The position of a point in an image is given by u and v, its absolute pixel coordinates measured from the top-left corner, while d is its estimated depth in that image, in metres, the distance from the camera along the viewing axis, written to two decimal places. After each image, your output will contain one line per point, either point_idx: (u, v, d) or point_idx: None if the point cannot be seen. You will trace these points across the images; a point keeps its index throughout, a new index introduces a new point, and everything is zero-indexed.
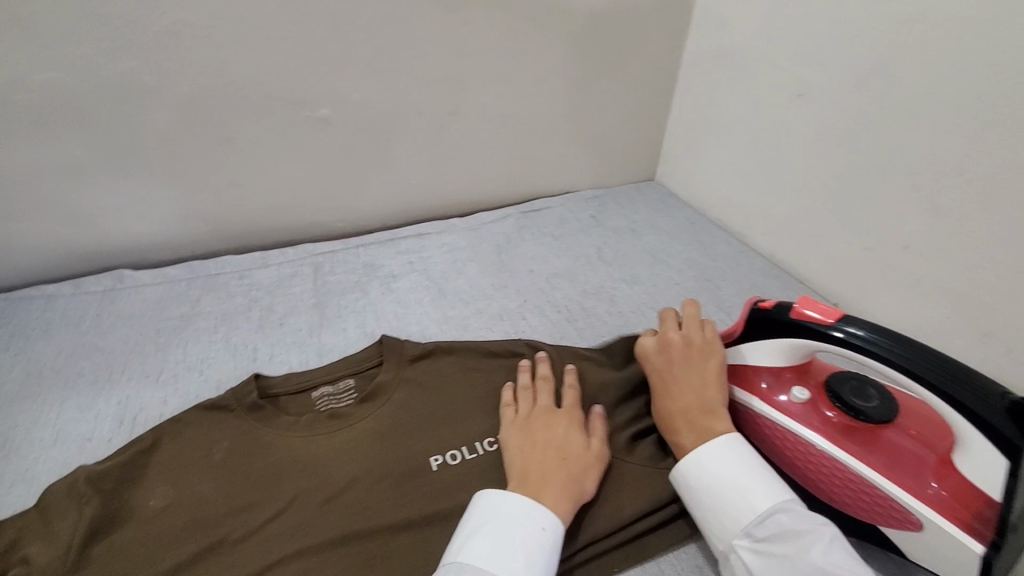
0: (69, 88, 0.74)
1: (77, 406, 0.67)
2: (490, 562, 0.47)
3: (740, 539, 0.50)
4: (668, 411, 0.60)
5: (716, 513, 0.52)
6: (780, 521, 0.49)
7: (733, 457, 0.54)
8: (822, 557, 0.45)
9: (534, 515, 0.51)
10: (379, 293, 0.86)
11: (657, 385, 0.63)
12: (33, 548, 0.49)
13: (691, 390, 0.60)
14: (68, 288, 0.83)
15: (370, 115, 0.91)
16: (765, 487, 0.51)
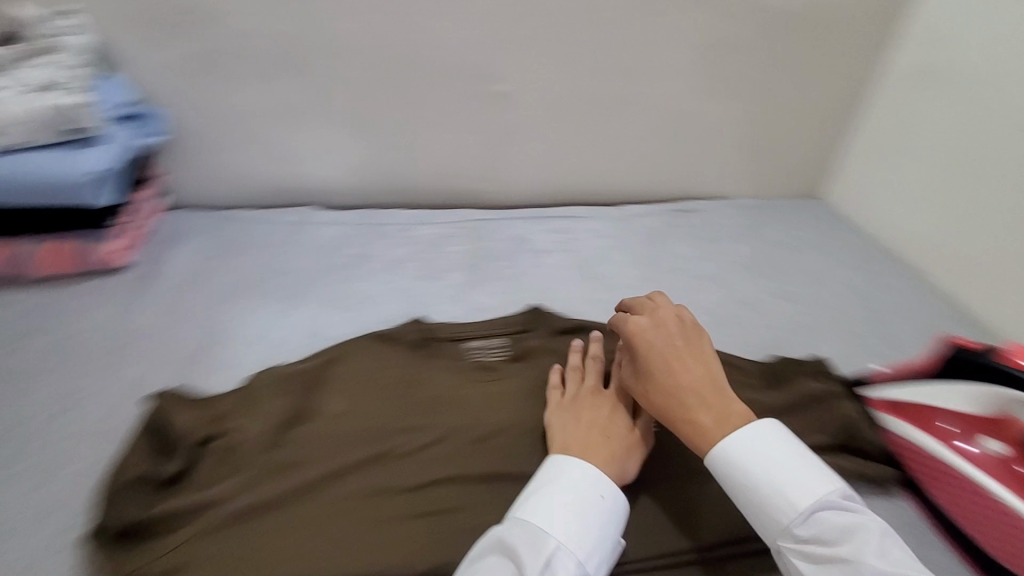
0: (300, 41, 0.85)
1: (271, 315, 0.77)
2: (551, 523, 0.47)
3: (784, 540, 0.47)
4: (678, 391, 0.54)
5: (757, 513, 0.49)
6: (822, 518, 0.46)
7: (772, 451, 0.50)
8: (879, 559, 0.44)
9: (599, 486, 0.50)
10: (528, 265, 0.90)
11: (655, 358, 0.56)
12: (237, 423, 0.57)
13: (697, 368, 0.55)
14: (266, 215, 0.95)
15: (547, 95, 0.95)
16: (811, 485, 0.48)
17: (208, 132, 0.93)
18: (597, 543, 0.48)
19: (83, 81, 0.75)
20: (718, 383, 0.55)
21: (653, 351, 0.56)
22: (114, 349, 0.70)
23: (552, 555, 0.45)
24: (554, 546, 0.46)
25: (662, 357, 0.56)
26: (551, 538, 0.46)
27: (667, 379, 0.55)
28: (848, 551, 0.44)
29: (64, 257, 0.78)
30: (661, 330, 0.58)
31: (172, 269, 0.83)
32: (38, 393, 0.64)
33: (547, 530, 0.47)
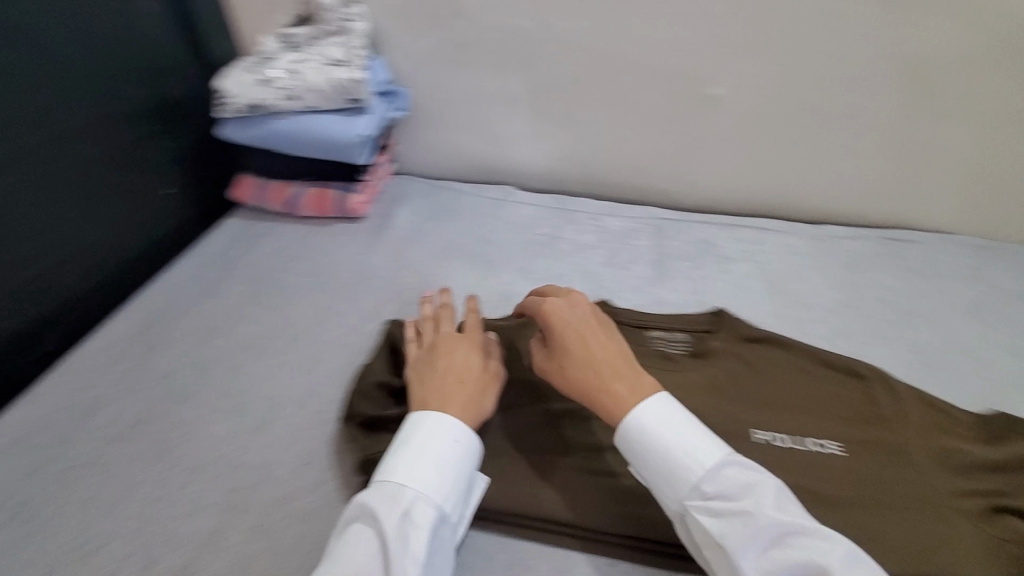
0: (532, 35, 0.94)
1: (474, 276, 0.87)
2: (407, 477, 0.49)
3: (691, 499, 0.49)
4: (595, 363, 0.57)
5: (658, 473, 0.51)
6: (726, 476, 0.49)
7: (664, 417, 0.53)
8: (775, 510, 0.46)
9: (454, 431, 0.52)
10: (714, 270, 0.90)
11: (571, 337, 0.59)
12: None
13: (610, 345, 0.59)
14: (472, 189, 1.07)
15: (759, 102, 0.93)
16: (700, 442, 0.51)
17: (437, 110, 1.07)
18: (453, 485, 0.50)
19: (360, 58, 0.89)
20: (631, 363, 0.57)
21: (570, 328, 0.60)
22: (355, 282, 0.84)
23: (410, 504, 0.48)
24: (411, 496, 0.48)
25: (583, 335, 0.59)
26: (407, 491, 0.48)
27: (582, 352, 0.58)
28: (749, 504, 0.46)
29: (324, 202, 0.95)
30: (576, 313, 0.61)
31: (396, 224, 0.98)
32: (300, 305, 0.79)
33: (402, 484, 0.49)
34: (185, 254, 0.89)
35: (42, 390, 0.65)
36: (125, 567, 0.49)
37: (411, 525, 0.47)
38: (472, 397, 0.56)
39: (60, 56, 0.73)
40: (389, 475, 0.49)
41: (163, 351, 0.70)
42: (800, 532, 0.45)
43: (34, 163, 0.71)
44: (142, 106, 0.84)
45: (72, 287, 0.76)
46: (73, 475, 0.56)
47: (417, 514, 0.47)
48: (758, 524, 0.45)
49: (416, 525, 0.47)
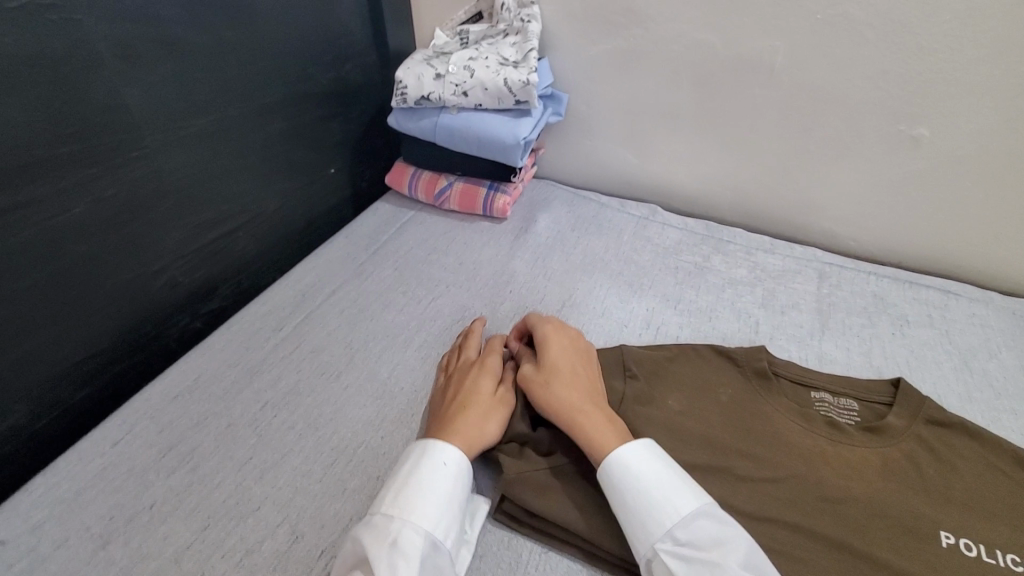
0: (712, 51, 0.87)
1: (616, 296, 0.84)
2: (394, 506, 0.46)
3: (661, 541, 0.46)
4: (577, 396, 0.56)
5: (631, 511, 0.48)
6: (700, 526, 0.46)
7: (644, 458, 0.50)
8: (744, 568, 0.42)
9: (443, 454, 0.50)
10: (888, 331, 0.80)
11: (560, 369, 0.59)
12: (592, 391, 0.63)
13: (593, 391, 0.58)
14: (617, 204, 1.03)
15: (974, 150, 0.80)
16: (677, 487, 0.48)
17: (592, 119, 1.04)
18: (444, 510, 0.47)
19: (533, 56, 0.87)
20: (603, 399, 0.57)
21: (564, 362, 0.60)
22: (495, 284, 0.84)
23: (397, 533, 0.44)
24: (399, 525, 0.45)
25: (566, 363, 0.60)
26: (394, 521, 0.45)
27: (572, 386, 0.57)
28: (721, 556, 0.43)
29: (471, 199, 0.96)
30: (562, 344, 0.63)
31: (538, 230, 0.96)
32: (442, 300, 0.80)
33: (389, 515, 0.46)
34: (339, 234, 0.94)
35: (213, 344, 0.70)
36: (273, 536, 0.50)
37: (400, 554, 0.43)
38: (482, 425, 0.55)
39: (274, 37, 0.77)
40: (375, 506, 0.46)
41: (317, 324, 0.73)
42: None
43: (237, 134, 0.76)
44: (324, 89, 0.88)
45: (245, 250, 0.81)
46: (232, 435, 0.59)
47: (407, 543, 0.43)
48: None
49: (407, 555, 0.43)
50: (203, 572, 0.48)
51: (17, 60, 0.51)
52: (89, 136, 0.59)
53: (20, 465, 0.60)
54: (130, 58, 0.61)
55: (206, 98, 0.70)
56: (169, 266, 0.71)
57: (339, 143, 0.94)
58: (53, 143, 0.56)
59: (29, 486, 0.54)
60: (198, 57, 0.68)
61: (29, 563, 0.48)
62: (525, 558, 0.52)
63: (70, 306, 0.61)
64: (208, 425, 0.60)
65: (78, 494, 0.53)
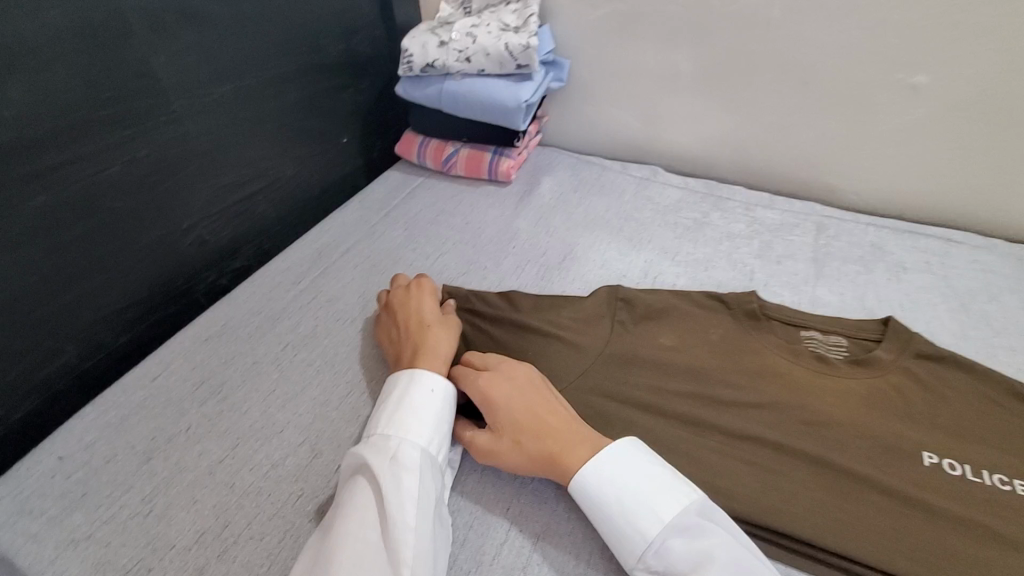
0: (710, 9, 0.89)
1: (615, 250, 0.87)
2: (390, 429, 0.51)
3: (638, 568, 0.46)
4: (541, 443, 0.52)
5: (607, 535, 0.48)
6: (669, 553, 0.44)
7: (607, 482, 0.48)
8: None
9: (430, 381, 0.55)
10: (884, 277, 0.81)
11: (516, 422, 0.53)
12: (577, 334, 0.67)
13: (550, 419, 0.53)
14: (619, 166, 1.06)
15: (973, 95, 0.81)
16: (645, 507, 0.46)
17: (594, 84, 1.06)
18: (434, 429, 0.52)
19: (534, 21, 0.90)
20: (567, 434, 0.52)
21: (509, 409, 0.54)
22: (499, 241, 0.88)
23: (397, 450, 0.49)
24: (397, 444, 0.49)
25: (522, 406, 0.54)
26: (392, 440, 0.50)
27: (528, 431, 0.52)
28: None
29: (476, 164, 1.00)
30: (496, 384, 0.56)
31: (541, 192, 0.99)
32: (449, 256, 0.84)
33: (387, 436, 0.50)
34: (352, 200, 0.99)
35: (238, 295, 0.76)
36: (294, 453, 0.56)
37: (402, 466, 0.48)
38: (436, 342, 0.60)
39: (288, 9, 0.82)
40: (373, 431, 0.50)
41: (332, 278, 0.79)
42: None
43: (256, 102, 0.81)
44: (336, 60, 0.93)
45: (265, 213, 0.87)
46: (256, 371, 0.64)
47: (405, 457, 0.48)
48: None
49: (407, 466, 0.48)
50: (234, 481, 0.53)
51: (61, 28, 0.57)
52: (124, 100, 0.64)
53: (73, 400, 0.67)
54: (159, 28, 0.66)
55: (226, 67, 0.75)
56: (198, 225, 0.77)
57: (350, 113, 0.99)
58: (94, 106, 0.62)
59: (83, 414, 0.61)
60: (218, 28, 0.73)
61: (85, 473, 0.55)
62: (522, 474, 0.57)
63: (113, 256, 0.67)
64: (235, 363, 0.65)
65: (124, 420, 0.60)
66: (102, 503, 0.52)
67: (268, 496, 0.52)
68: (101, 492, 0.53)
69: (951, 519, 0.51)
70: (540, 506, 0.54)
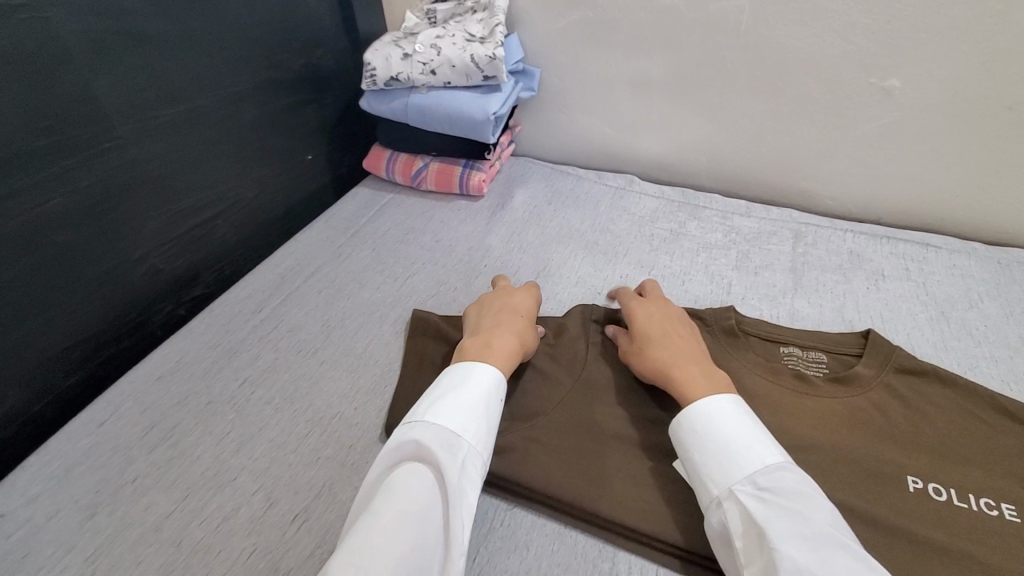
0: (678, 14, 0.87)
1: (590, 265, 0.84)
2: (458, 425, 0.49)
3: (740, 483, 0.45)
4: (674, 354, 0.57)
5: (711, 454, 0.48)
6: (784, 478, 0.45)
7: (732, 413, 0.50)
8: (829, 523, 0.41)
9: (496, 385, 0.54)
10: (863, 286, 0.80)
11: (658, 334, 0.60)
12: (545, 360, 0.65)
13: (685, 343, 0.59)
14: (594, 176, 1.04)
15: (948, 98, 0.79)
16: (764, 442, 0.48)
17: (565, 92, 1.04)
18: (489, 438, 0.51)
19: (500, 31, 0.88)
20: (699, 363, 0.56)
21: (654, 327, 0.62)
22: (470, 259, 0.85)
23: (464, 453, 0.47)
24: (465, 445, 0.47)
25: (666, 327, 0.61)
26: (459, 440, 0.48)
27: (666, 344, 0.59)
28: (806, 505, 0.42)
29: (447, 178, 0.97)
30: (649, 311, 0.64)
31: (514, 206, 0.97)
32: (419, 277, 0.81)
33: (455, 432, 0.48)
34: (319, 219, 0.96)
35: (194, 328, 0.72)
36: (248, 503, 0.52)
37: (467, 475, 0.46)
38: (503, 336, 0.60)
39: (241, 25, 0.78)
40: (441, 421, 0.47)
41: (295, 305, 0.75)
42: (849, 549, 0.40)
43: (210, 122, 0.77)
44: (296, 75, 0.89)
45: (225, 237, 0.83)
46: (211, 411, 0.61)
47: (470, 466, 0.47)
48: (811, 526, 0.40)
49: (468, 474, 0.47)
50: (183, 538, 0.50)
51: None
52: (64, 128, 0.61)
53: (17, 448, 0.63)
54: (99, 50, 0.62)
55: (175, 87, 0.71)
56: (150, 254, 0.73)
57: (314, 129, 0.96)
58: (30, 135, 0.58)
59: (24, 466, 0.57)
60: (164, 47, 0.69)
61: (25, 532, 0.51)
62: (490, 515, 0.54)
63: (57, 293, 0.63)
64: (189, 403, 0.62)
65: (68, 471, 0.56)
66: (41, 566, 0.49)
67: (219, 553, 0.49)
68: (40, 553, 0.50)
69: (938, 549, 0.49)
70: (510, 552, 0.51)
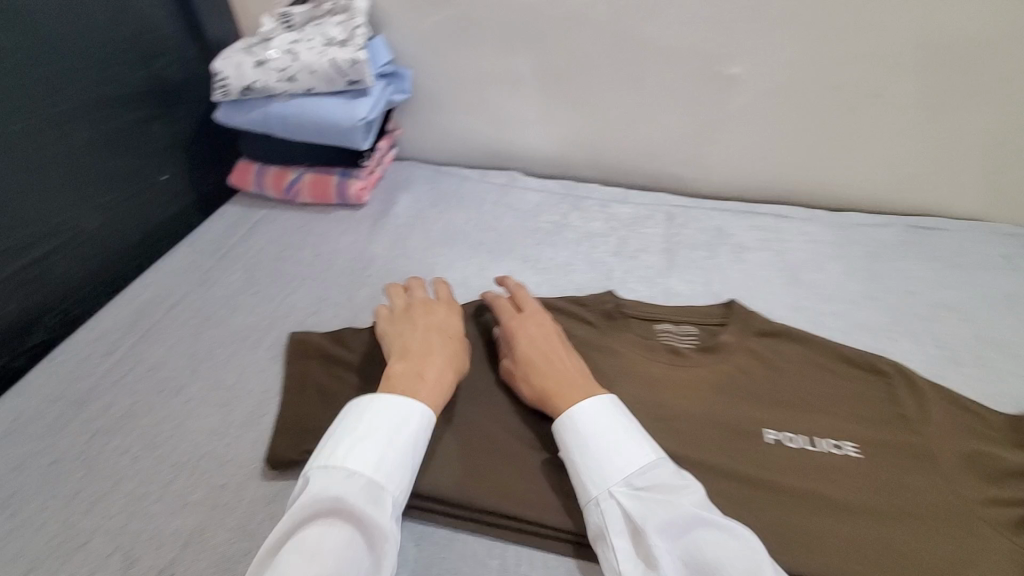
0: (539, 12, 0.89)
1: (475, 265, 0.84)
2: (384, 476, 0.47)
3: (618, 484, 0.48)
4: (555, 370, 0.58)
5: (590, 456, 0.51)
6: (657, 474, 0.49)
7: (607, 414, 0.53)
8: (697, 508, 0.46)
9: (423, 427, 0.52)
10: (728, 259, 0.86)
11: (541, 348, 0.60)
12: None
13: (569, 359, 0.59)
14: (478, 175, 1.03)
15: (782, 81, 0.87)
16: (638, 441, 0.51)
17: (441, 92, 1.03)
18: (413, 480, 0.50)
19: (360, 35, 0.85)
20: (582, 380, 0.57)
21: (538, 338, 0.61)
22: (351, 271, 0.82)
23: (388, 506, 0.46)
24: (389, 499, 0.47)
25: (549, 340, 0.61)
26: (383, 491, 0.47)
27: (547, 358, 0.59)
28: (674, 497, 0.47)
29: (323, 188, 0.93)
30: (536, 322, 0.64)
31: (397, 211, 0.95)
32: (297, 295, 0.77)
33: (380, 484, 0.47)
34: (182, 243, 0.88)
35: (33, 380, 0.65)
36: (104, 566, 0.48)
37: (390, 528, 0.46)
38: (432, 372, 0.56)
39: (56, 38, 0.71)
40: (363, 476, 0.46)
41: (155, 341, 0.69)
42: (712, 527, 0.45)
43: (30, 148, 0.69)
44: (136, 89, 0.82)
45: (66, 273, 0.75)
46: (57, 471, 0.55)
47: (393, 519, 0.47)
48: (682, 515, 0.45)
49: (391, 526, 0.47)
50: None
51: None
52: None
53: None
54: None
55: None
56: None
57: (167, 147, 0.88)
58: None
59: None
60: None
61: None
62: None
63: None
64: (30, 467, 0.56)
65: None
66: None
67: None
68: None
69: (791, 494, 0.54)
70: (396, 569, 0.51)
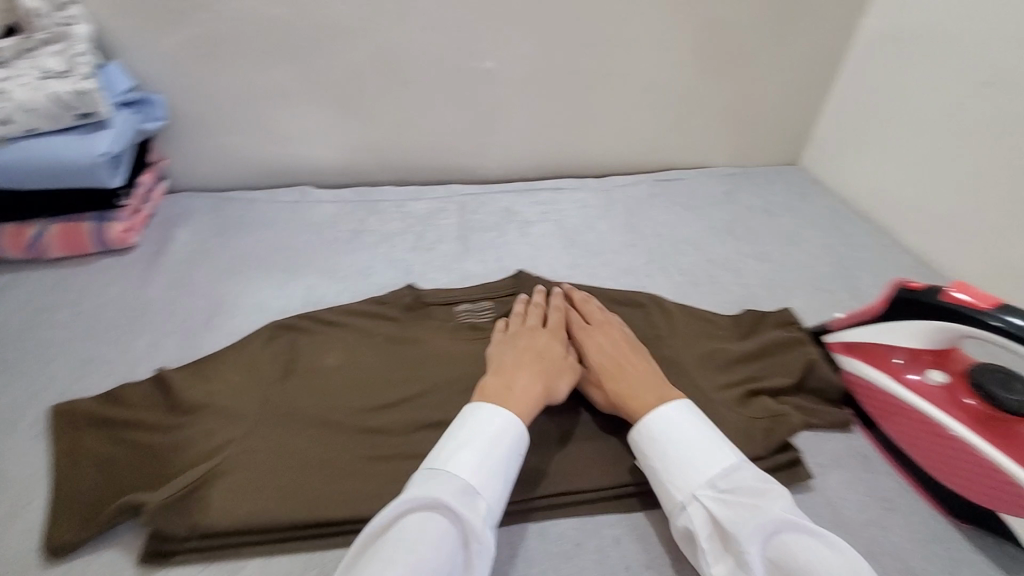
0: (288, 24, 0.89)
1: (271, 287, 0.82)
2: (479, 483, 0.50)
3: (702, 488, 0.51)
4: (629, 376, 0.61)
5: (675, 464, 0.53)
6: (740, 476, 0.52)
7: (690, 418, 0.56)
8: (786, 511, 0.49)
9: (518, 437, 0.54)
10: (515, 235, 0.94)
11: (615, 358, 0.63)
12: (223, 396, 0.61)
13: (648, 367, 0.62)
14: (265, 195, 1.00)
15: (529, 70, 0.97)
16: (720, 444, 0.54)
17: (203, 116, 0.96)
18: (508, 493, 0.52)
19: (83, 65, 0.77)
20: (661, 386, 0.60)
21: (614, 350, 0.64)
22: (125, 321, 0.75)
23: (483, 513, 0.49)
24: (484, 504, 0.49)
25: (626, 349, 0.65)
26: (478, 498, 0.49)
27: (621, 367, 0.62)
28: (762, 501, 0.50)
29: (76, 238, 0.83)
30: (610, 334, 0.67)
31: (174, 248, 0.88)
32: (58, 361, 0.69)
33: (476, 490, 0.49)
34: None
35: None
36: None
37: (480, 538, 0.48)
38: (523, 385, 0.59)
39: None
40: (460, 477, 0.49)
41: None
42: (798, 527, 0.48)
43: None
44: None
45: None
46: None
47: (487, 532, 0.48)
48: (765, 515, 0.48)
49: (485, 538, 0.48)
50: None
51: None
52: None
53: None
54: None
55: None
56: None
57: None
58: None
59: None
60: None
61: None
62: None
63: None
64: None
65: None
66: None
67: None
68: None
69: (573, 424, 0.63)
70: None
